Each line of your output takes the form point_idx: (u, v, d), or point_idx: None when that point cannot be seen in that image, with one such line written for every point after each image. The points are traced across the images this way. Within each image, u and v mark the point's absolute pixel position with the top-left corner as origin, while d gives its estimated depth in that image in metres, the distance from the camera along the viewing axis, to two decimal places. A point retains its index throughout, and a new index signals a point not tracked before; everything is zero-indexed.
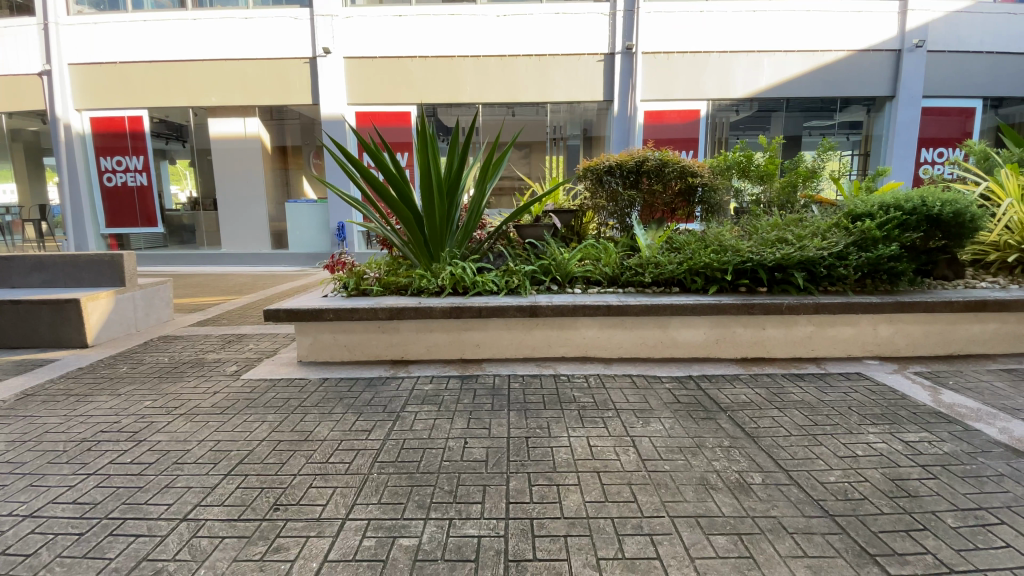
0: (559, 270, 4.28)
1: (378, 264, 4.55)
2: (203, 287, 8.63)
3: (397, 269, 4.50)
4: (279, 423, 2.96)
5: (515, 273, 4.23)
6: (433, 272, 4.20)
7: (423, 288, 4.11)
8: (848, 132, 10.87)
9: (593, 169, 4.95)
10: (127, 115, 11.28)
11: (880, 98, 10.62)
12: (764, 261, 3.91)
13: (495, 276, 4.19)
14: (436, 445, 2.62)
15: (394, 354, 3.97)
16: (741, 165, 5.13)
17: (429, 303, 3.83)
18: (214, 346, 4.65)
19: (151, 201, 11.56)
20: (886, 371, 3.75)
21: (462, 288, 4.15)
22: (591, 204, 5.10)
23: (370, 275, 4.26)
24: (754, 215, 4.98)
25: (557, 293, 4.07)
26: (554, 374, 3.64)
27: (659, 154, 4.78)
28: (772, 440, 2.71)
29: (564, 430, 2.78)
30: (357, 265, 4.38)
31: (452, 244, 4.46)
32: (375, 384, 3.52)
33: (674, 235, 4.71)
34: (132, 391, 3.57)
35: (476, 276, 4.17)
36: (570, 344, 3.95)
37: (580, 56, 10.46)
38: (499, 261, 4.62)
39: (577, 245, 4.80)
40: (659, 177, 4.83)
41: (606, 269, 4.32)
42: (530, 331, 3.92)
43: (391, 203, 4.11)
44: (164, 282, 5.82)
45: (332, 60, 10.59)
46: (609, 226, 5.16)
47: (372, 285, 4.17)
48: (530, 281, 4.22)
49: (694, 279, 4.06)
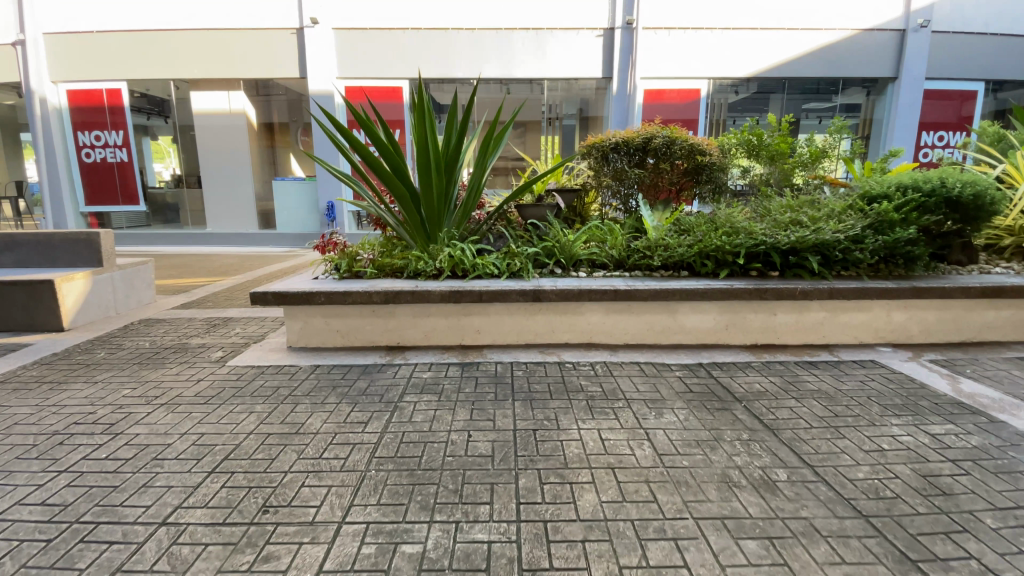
0: (562, 252, 4.04)
1: (371, 243, 4.28)
2: (186, 267, 8.31)
3: (392, 250, 4.22)
4: (268, 414, 2.77)
5: (518, 255, 4.00)
6: (430, 254, 3.98)
7: (420, 271, 3.89)
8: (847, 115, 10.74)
9: (597, 147, 4.70)
10: (105, 87, 10.82)
11: (882, 80, 10.45)
12: (778, 244, 3.73)
13: (497, 257, 3.98)
14: (437, 439, 2.45)
15: (391, 339, 3.78)
16: (753, 144, 4.95)
17: (427, 287, 3.62)
18: (197, 330, 4.42)
19: (132, 178, 11.18)
20: (900, 359, 3.63)
21: (461, 270, 3.94)
22: (595, 183, 4.87)
23: (363, 255, 3.99)
24: (764, 195, 4.77)
25: (561, 277, 3.86)
26: (558, 361, 3.47)
27: (667, 132, 4.57)
28: (792, 433, 2.56)
29: (572, 421, 2.61)
30: (350, 246, 4.09)
31: (450, 224, 4.21)
32: (370, 371, 3.34)
33: (682, 217, 4.50)
34: (109, 378, 3.35)
35: (476, 258, 3.95)
36: (573, 330, 3.78)
37: (578, 31, 10.14)
38: (498, 243, 4.35)
39: (580, 227, 4.55)
40: (666, 155, 4.60)
41: (611, 250, 4.08)
42: (533, 316, 3.74)
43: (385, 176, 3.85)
44: (145, 263, 5.53)
45: (320, 32, 10.13)
46: (612, 207, 4.95)
47: (365, 268, 3.90)
48: (533, 264, 4.00)
49: (703, 262, 3.87)
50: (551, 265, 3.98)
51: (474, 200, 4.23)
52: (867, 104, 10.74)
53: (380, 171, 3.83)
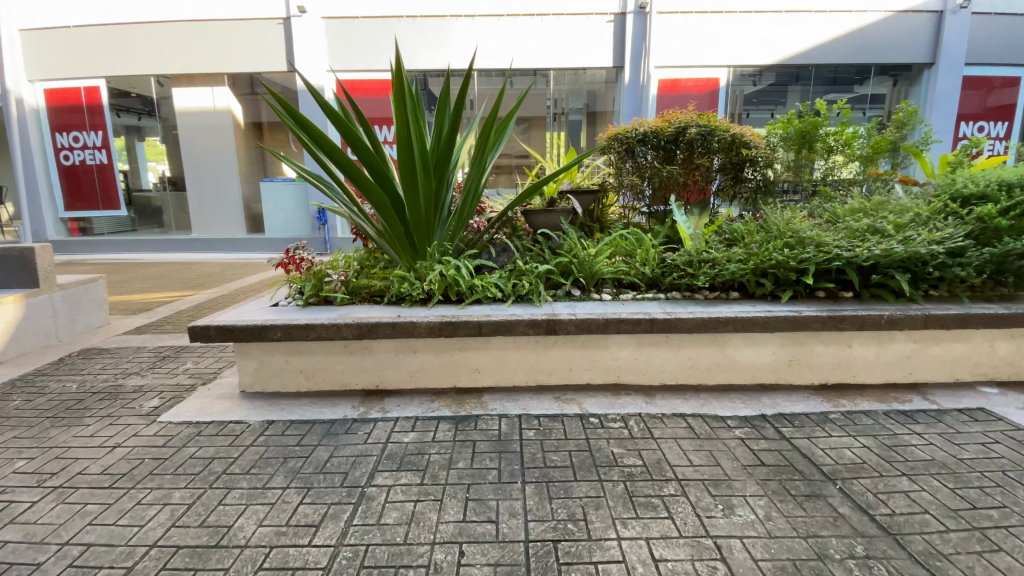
0: (579, 269, 3.21)
1: (346, 260, 3.52)
2: (161, 279, 7.59)
3: (371, 268, 3.45)
4: (188, 508, 2.02)
5: (527, 273, 3.21)
6: (417, 273, 3.21)
7: (403, 295, 3.11)
8: (868, 107, 9.82)
9: (620, 137, 3.90)
10: (82, 85, 10.12)
11: (916, 66, 9.60)
12: (857, 258, 2.94)
13: (500, 276, 3.20)
14: (415, 561, 1.68)
15: (368, 382, 3.01)
16: (806, 134, 4.09)
17: (412, 317, 2.85)
18: (142, 365, 3.67)
19: (112, 181, 10.49)
20: (1014, 404, 2.85)
21: (455, 294, 3.15)
22: (616, 182, 4.07)
23: (334, 275, 3.23)
24: (827, 197, 3.94)
25: (581, 301, 3.08)
26: (580, 413, 2.69)
27: (705, 120, 3.78)
28: (924, 543, 1.79)
29: (609, 525, 1.84)
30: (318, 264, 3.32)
31: (440, 237, 3.43)
32: (338, 430, 2.59)
33: (724, 223, 3.71)
34: (5, 443, 2.61)
35: (474, 278, 3.17)
36: (597, 369, 3.00)
37: (588, 16, 9.35)
38: (501, 257, 3.55)
39: (600, 236, 3.75)
40: (702, 149, 3.81)
41: (640, 265, 3.25)
42: (546, 352, 2.96)
43: (359, 180, 3.05)
44: (97, 281, 4.80)
45: (308, 21, 9.38)
46: (636, 211, 4.18)
47: (335, 291, 3.13)
48: (546, 284, 3.21)
49: (759, 281, 3.10)
50: (567, 286, 3.17)
51: (470, 207, 3.44)
52: (893, 94, 9.79)
53: (353, 173, 3.03)
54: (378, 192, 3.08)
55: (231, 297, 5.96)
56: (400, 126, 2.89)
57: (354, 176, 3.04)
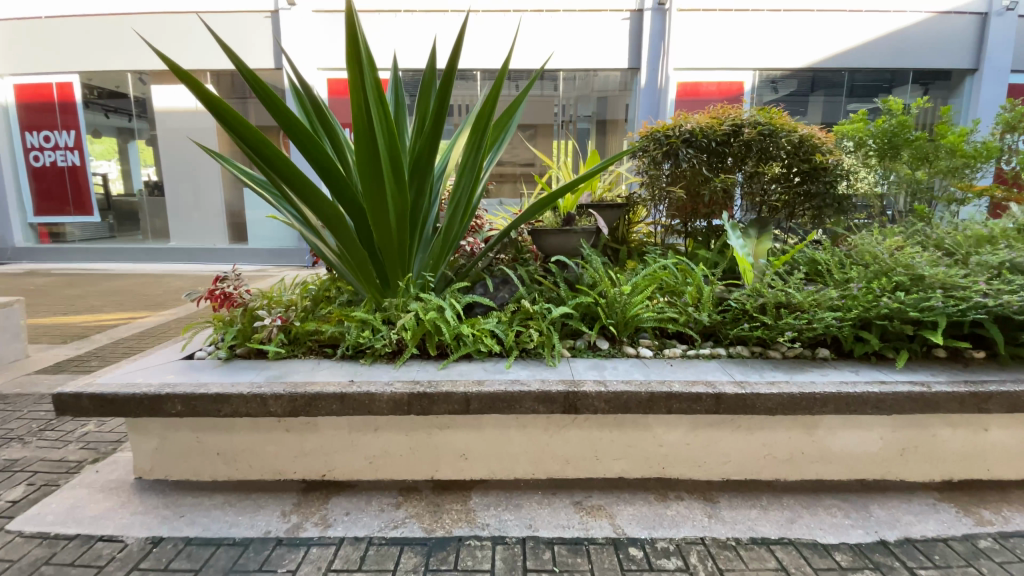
0: (607, 312, 2.28)
1: (293, 296, 2.62)
2: (123, 294, 6.78)
3: (324, 307, 2.54)
4: None
5: (536, 318, 2.31)
6: (382, 315, 2.30)
7: (364, 348, 2.22)
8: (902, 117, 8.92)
9: (660, 136, 3.03)
10: (55, 82, 9.28)
11: (956, 73, 8.74)
12: (1008, 310, 2.06)
13: (498, 321, 2.30)
14: None
15: (310, 470, 2.15)
16: (892, 137, 3.30)
17: (372, 387, 1.96)
18: (31, 425, 2.81)
19: (85, 184, 9.69)
20: None
21: (436, 346, 2.25)
22: (646, 195, 3.21)
23: (268, 316, 2.31)
24: (923, 218, 3.10)
25: (614, 360, 2.19)
26: (614, 537, 1.82)
27: (768, 119, 2.94)
28: None
29: None
30: (251, 301, 2.44)
31: (418, 267, 2.54)
32: (252, 562, 1.72)
33: (793, 250, 2.83)
34: None
35: (463, 324, 2.27)
36: (633, 458, 2.13)
37: (602, 13, 8.55)
38: (499, 293, 2.59)
39: (631, 264, 2.84)
40: (764, 155, 2.99)
41: (692, 307, 2.35)
42: (564, 435, 2.09)
43: (305, 187, 2.18)
44: (13, 306, 3.95)
45: (298, 14, 8.60)
46: (665, 232, 3.33)
47: (269, 342, 2.24)
48: (562, 334, 2.32)
49: (858, 336, 2.23)
50: (592, 335, 2.25)
51: (456, 232, 2.52)
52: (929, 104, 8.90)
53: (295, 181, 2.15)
54: (330, 207, 2.20)
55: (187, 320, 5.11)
56: (355, 112, 2.00)
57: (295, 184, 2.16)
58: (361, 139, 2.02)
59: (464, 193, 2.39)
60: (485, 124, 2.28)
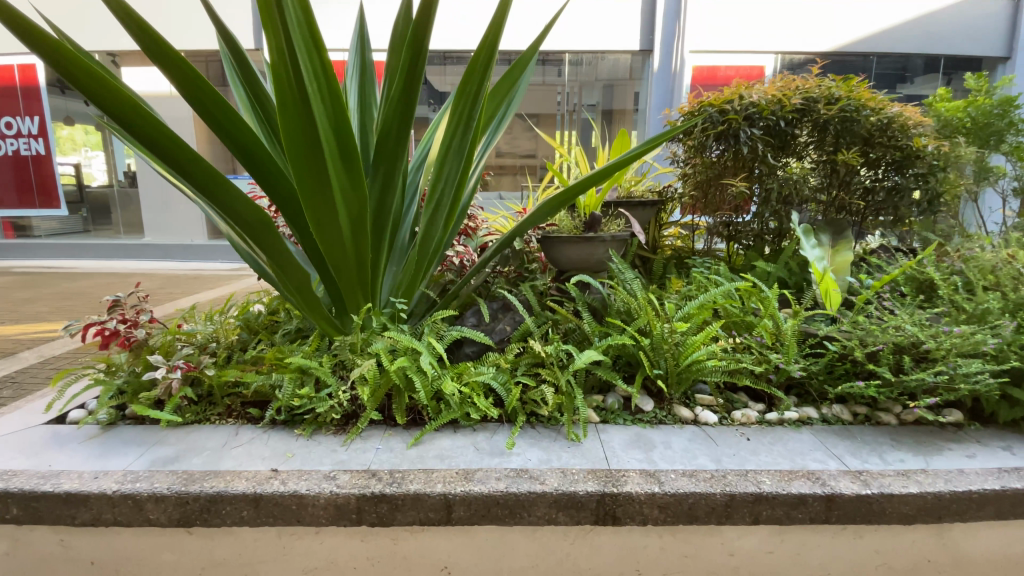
0: (654, 358, 1.60)
1: (220, 327, 1.93)
2: (74, 297, 6.01)
3: (255, 350, 1.84)
4: None
5: (551, 365, 1.60)
6: (328, 362, 1.60)
7: (306, 413, 1.53)
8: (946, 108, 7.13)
9: (713, 111, 2.36)
10: (14, 62, 7.77)
11: (986, 61, 6.48)
12: None
13: (496, 367, 1.59)
14: None
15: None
16: (993, 123, 2.67)
17: (304, 483, 1.28)
18: None
19: (50, 174, 8.17)
20: None
21: (410, 411, 1.57)
22: (688, 188, 2.57)
23: (168, 363, 1.61)
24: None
25: (667, 432, 1.51)
26: None
27: (853, 92, 2.26)
28: None
29: None
30: (148, 339, 1.75)
31: (386, 292, 1.85)
32: None
33: (884, 266, 2.16)
34: None
35: (446, 372, 1.57)
36: (692, 572, 1.46)
37: None
38: (499, 325, 1.82)
39: (673, 282, 2.13)
40: (848, 140, 2.32)
41: (770, 349, 1.67)
42: (592, 543, 1.41)
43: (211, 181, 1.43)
44: None
45: None
46: (701, 233, 2.70)
47: (169, 405, 1.54)
48: (588, 389, 1.62)
49: (1008, 395, 1.57)
50: (636, 394, 1.54)
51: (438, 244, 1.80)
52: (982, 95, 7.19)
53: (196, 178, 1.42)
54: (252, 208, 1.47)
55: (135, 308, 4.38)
56: (275, 75, 1.29)
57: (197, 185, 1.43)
58: (288, 111, 1.31)
59: (449, 194, 1.67)
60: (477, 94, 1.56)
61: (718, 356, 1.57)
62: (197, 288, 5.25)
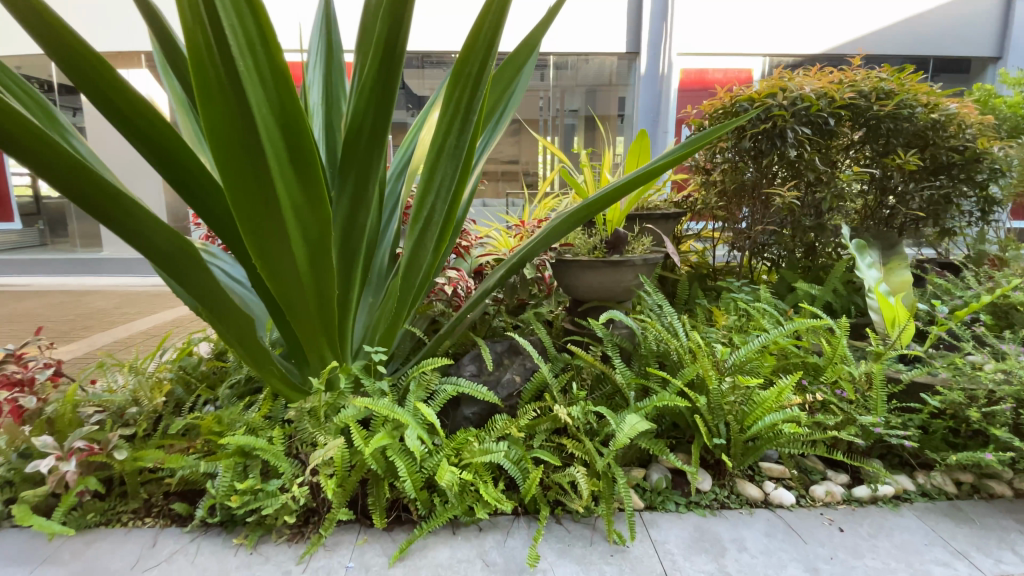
0: (712, 422, 1.23)
1: (149, 383, 1.54)
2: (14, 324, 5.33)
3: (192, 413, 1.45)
4: None
5: (578, 433, 1.22)
6: (279, 439, 1.19)
7: (251, 510, 1.13)
8: None
9: (747, 107, 2.03)
10: None
11: (976, 64, 4.77)
12: None
13: (507, 439, 1.20)
14: None
15: None
16: None
17: None
18: None
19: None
20: None
21: (394, 503, 1.17)
22: (713, 195, 2.25)
23: (68, 442, 1.22)
24: None
25: (733, 523, 1.14)
26: None
27: (908, 85, 1.93)
28: None
29: None
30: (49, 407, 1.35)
31: (360, 333, 1.45)
32: None
33: (944, 287, 1.87)
34: None
35: (439, 449, 1.17)
36: None
37: None
38: (507, 372, 1.41)
39: (711, 315, 1.77)
40: (901, 142, 2.03)
41: (854, 406, 1.32)
42: None
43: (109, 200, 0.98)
44: None
45: None
46: (719, 243, 2.38)
47: (66, 502, 1.15)
48: (627, 463, 1.24)
49: None
50: (695, 476, 1.16)
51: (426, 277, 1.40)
52: None
53: (83, 199, 0.98)
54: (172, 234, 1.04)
55: (76, 314, 3.87)
56: (193, 47, 0.89)
57: (87, 209, 0.99)
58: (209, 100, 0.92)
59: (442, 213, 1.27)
60: (479, 84, 1.17)
61: (804, 416, 1.19)
62: (146, 297, 4.73)
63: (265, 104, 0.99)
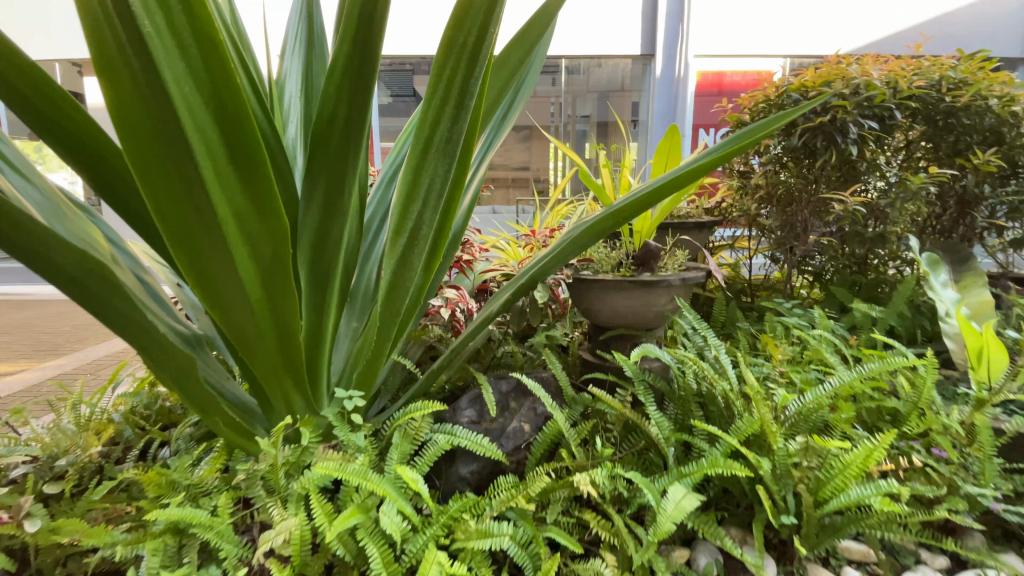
0: (779, 494, 0.96)
1: (86, 426, 1.29)
2: None
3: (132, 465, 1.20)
4: None
5: (605, 507, 0.96)
6: (226, 508, 0.93)
7: None
8: None
9: (797, 98, 1.78)
10: None
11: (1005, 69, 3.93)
12: None
13: (514, 516, 0.94)
14: None
15: None
16: None
17: None
18: None
19: None
20: None
21: None
22: (750, 202, 2.00)
23: None
24: None
25: None
26: None
27: (983, 74, 1.67)
28: None
29: None
30: None
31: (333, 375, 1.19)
32: None
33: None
34: None
35: (427, 529, 0.91)
36: None
37: None
38: (514, 419, 1.15)
39: (757, 343, 1.50)
40: (972, 144, 1.78)
41: (958, 470, 1.07)
42: None
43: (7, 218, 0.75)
44: None
45: None
46: (756, 254, 2.11)
47: None
48: (667, 544, 0.98)
49: None
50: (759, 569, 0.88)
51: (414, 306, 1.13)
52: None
53: None
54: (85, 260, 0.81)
55: None
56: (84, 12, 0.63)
57: None
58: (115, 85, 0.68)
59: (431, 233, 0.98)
60: (477, 60, 0.86)
61: (903, 490, 0.92)
62: None
63: (194, 90, 0.72)
